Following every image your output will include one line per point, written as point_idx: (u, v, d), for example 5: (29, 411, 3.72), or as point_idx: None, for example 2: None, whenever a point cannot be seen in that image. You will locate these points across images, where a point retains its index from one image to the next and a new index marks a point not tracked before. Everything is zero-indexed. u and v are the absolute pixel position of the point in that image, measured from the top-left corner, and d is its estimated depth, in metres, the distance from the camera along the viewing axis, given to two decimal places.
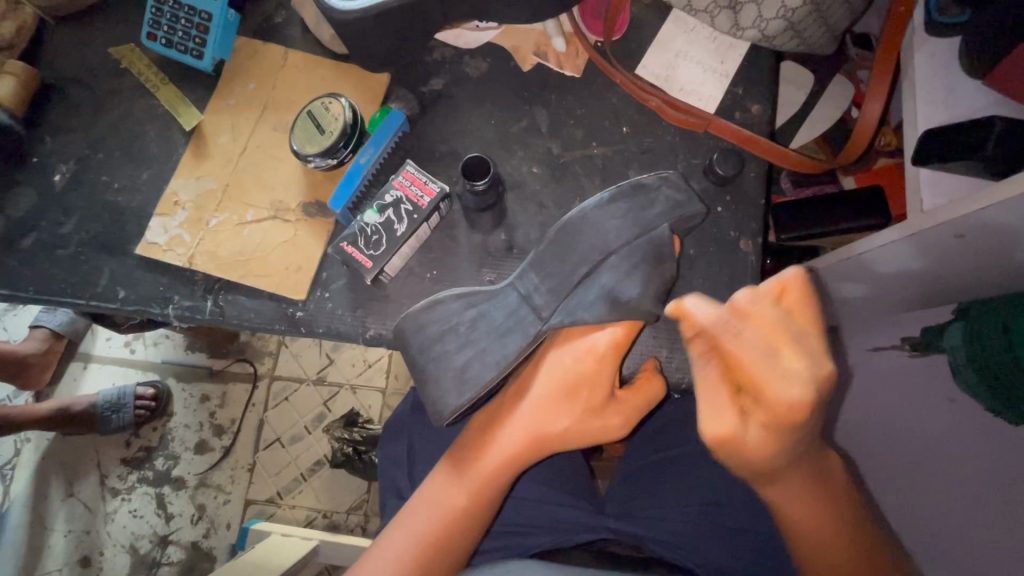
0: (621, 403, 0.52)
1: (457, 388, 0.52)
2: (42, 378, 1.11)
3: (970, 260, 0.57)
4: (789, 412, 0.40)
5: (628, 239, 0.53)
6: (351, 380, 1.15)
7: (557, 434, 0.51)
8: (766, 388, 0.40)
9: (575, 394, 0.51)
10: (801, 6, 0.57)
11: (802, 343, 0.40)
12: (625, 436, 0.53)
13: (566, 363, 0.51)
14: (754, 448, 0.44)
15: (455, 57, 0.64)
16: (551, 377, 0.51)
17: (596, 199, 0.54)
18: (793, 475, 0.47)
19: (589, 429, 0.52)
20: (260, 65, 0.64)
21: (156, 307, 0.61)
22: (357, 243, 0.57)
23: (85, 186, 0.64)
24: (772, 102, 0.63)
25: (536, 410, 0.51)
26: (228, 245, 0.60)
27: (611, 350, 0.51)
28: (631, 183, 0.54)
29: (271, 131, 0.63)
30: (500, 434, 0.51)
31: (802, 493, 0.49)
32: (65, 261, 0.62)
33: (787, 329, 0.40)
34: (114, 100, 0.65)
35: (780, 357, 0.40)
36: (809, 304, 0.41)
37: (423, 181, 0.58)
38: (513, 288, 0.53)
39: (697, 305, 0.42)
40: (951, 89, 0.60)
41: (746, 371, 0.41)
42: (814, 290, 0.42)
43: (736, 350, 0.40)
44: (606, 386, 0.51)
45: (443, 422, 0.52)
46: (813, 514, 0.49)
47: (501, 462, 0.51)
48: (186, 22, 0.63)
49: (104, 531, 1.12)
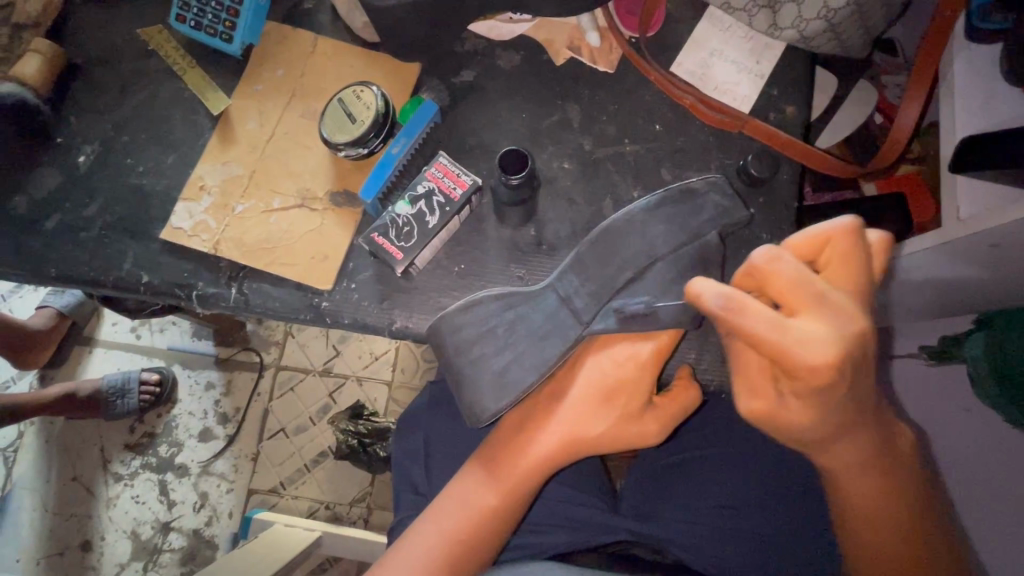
0: (657, 409, 0.51)
1: (495, 392, 0.51)
2: (40, 358, 1.08)
3: (1001, 272, 0.57)
4: (811, 373, 0.38)
5: (675, 245, 0.52)
6: (358, 372, 1.15)
7: (590, 438, 0.50)
8: (789, 356, 0.38)
9: (612, 399, 0.50)
10: (844, 7, 0.56)
11: (822, 301, 0.39)
12: (659, 442, 0.52)
13: (604, 368, 0.50)
14: (797, 420, 0.43)
15: (487, 48, 0.64)
16: (588, 381, 0.50)
17: (641, 203, 0.54)
18: (858, 438, 0.45)
19: (624, 436, 0.51)
20: (289, 51, 0.63)
21: (181, 293, 0.60)
22: (387, 234, 0.56)
23: (110, 168, 0.63)
24: (808, 103, 0.63)
25: (573, 412, 0.50)
26: (255, 233, 0.60)
27: (654, 356, 0.50)
28: (679, 189, 0.54)
29: (299, 118, 0.62)
30: (534, 435, 0.51)
31: (857, 461, 0.47)
32: (88, 243, 0.61)
33: (796, 288, 0.39)
34: (140, 82, 0.64)
35: (799, 316, 0.39)
36: (852, 253, 0.42)
37: (456, 173, 0.57)
38: (552, 290, 0.53)
39: (705, 284, 0.41)
40: (990, 97, 0.59)
41: (768, 348, 0.39)
42: (858, 242, 0.42)
43: (757, 326, 0.39)
44: (645, 393, 0.50)
45: (479, 424, 0.52)
46: (872, 486, 0.48)
47: (534, 464, 0.50)
48: (216, 5, 0.62)
49: (106, 516, 1.11)
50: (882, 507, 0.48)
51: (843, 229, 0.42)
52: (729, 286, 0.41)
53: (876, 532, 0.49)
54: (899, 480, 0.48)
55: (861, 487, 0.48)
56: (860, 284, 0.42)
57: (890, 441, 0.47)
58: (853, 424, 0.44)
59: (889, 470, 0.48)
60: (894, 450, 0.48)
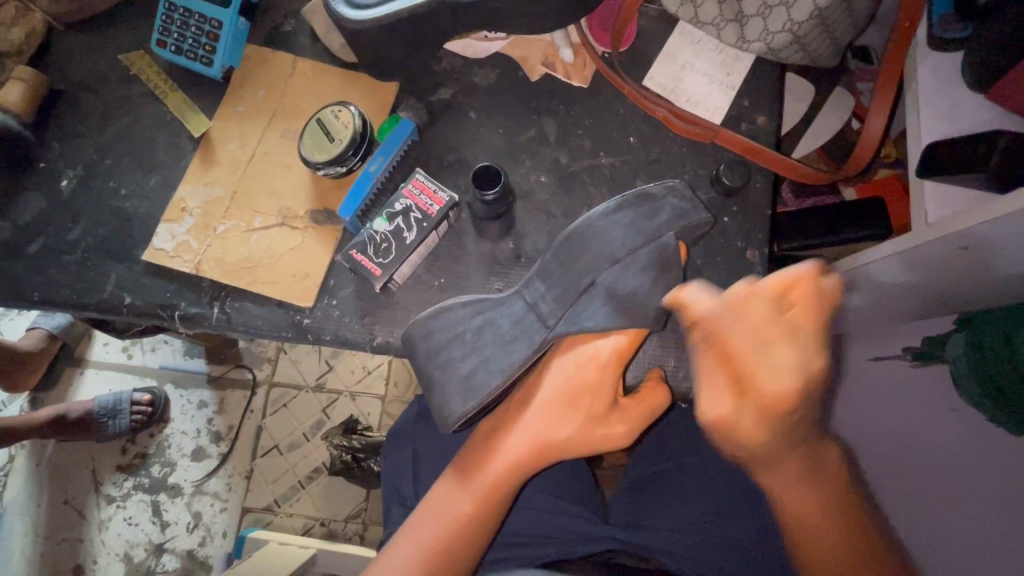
0: (625, 411, 0.51)
1: (462, 395, 0.52)
2: (28, 381, 1.09)
3: (970, 274, 0.58)
4: (777, 400, 0.43)
5: (634, 247, 0.52)
6: (350, 387, 1.15)
7: (558, 441, 0.50)
8: (754, 377, 0.43)
9: (577, 401, 0.50)
10: (807, 19, 0.58)
11: (795, 338, 0.44)
12: (630, 444, 0.52)
13: (568, 371, 0.51)
14: (748, 433, 0.46)
15: (463, 67, 0.65)
16: (554, 384, 0.51)
17: (602, 206, 0.53)
18: (785, 461, 0.49)
19: (592, 438, 0.51)
20: (269, 73, 0.64)
21: (164, 313, 0.60)
22: (366, 251, 0.57)
23: (93, 191, 0.63)
24: (778, 113, 0.64)
25: (538, 416, 0.51)
26: (236, 252, 0.60)
27: (614, 358, 0.50)
28: (633, 192, 0.53)
29: (279, 138, 0.63)
30: (503, 440, 0.51)
31: (796, 477, 0.50)
32: (71, 266, 0.62)
33: (782, 323, 0.43)
34: (123, 106, 0.65)
35: (772, 354, 0.43)
36: (814, 298, 0.43)
37: (433, 189, 0.58)
38: (519, 296, 0.53)
39: (697, 294, 0.48)
40: (954, 103, 0.61)
41: (737, 361, 0.44)
42: (827, 287, 0.44)
43: (728, 341, 0.44)
44: (610, 393, 0.50)
45: (447, 428, 0.52)
46: (803, 497, 0.50)
47: (503, 470, 0.51)
48: (196, 30, 0.63)
49: (98, 539, 1.10)
50: (814, 518, 0.50)
51: (808, 272, 0.44)
52: (725, 296, 0.46)
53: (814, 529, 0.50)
54: (841, 511, 0.50)
55: (794, 500, 0.50)
56: (825, 327, 0.45)
57: (820, 468, 0.50)
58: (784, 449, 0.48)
59: (828, 492, 0.50)
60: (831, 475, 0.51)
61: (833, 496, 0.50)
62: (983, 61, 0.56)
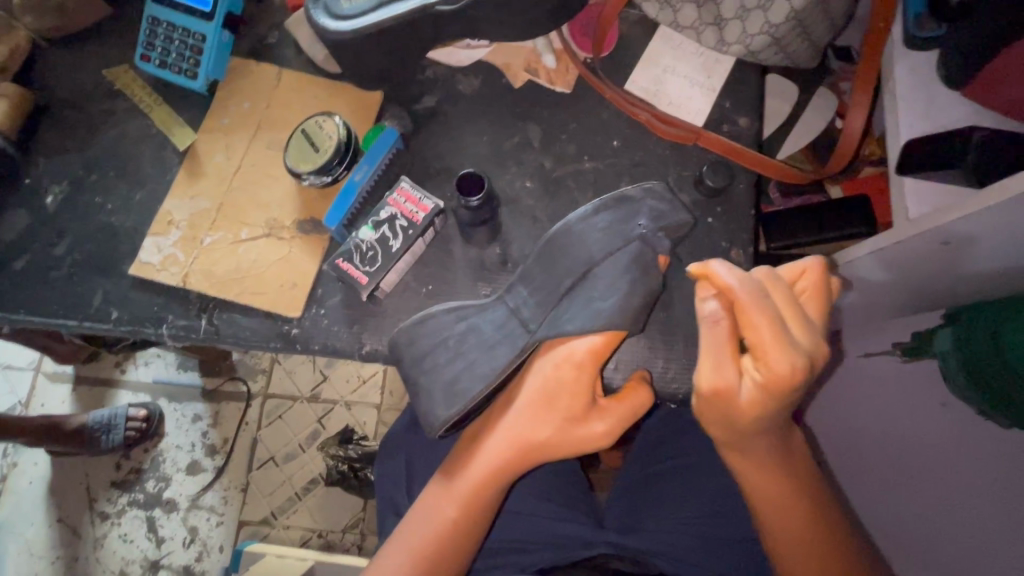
0: (605, 410, 0.49)
1: (446, 400, 0.51)
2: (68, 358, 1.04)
3: (942, 271, 0.59)
4: (789, 378, 0.42)
5: (612, 251, 0.51)
6: (346, 397, 1.14)
7: (539, 442, 0.50)
8: (769, 352, 0.42)
9: (553, 403, 0.50)
10: (784, 22, 0.59)
11: (808, 322, 0.45)
12: (609, 447, 0.51)
13: (545, 372, 0.49)
14: (744, 408, 0.45)
15: (448, 74, 0.65)
16: (532, 386, 0.50)
17: (581, 209, 0.53)
18: (763, 448, 0.49)
19: (570, 440, 0.50)
20: (254, 85, 0.65)
21: (151, 327, 0.60)
22: (352, 259, 0.57)
23: (79, 207, 0.63)
24: (759, 113, 0.65)
25: (516, 418, 0.50)
26: (223, 264, 0.60)
27: (590, 358, 0.48)
28: (613, 195, 0.53)
29: (265, 149, 0.63)
30: (482, 442, 0.51)
31: (775, 464, 0.50)
32: (58, 282, 0.62)
33: (796, 306, 0.45)
34: (108, 121, 0.65)
35: (793, 339, 0.43)
36: (820, 291, 0.47)
37: (418, 197, 0.58)
38: (502, 302, 0.53)
39: (723, 271, 0.45)
40: (931, 101, 0.62)
41: (754, 333, 0.43)
42: (827, 282, 0.48)
43: (753, 310, 0.43)
44: (586, 394, 0.49)
45: (433, 434, 0.52)
46: (782, 486, 0.50)
47: (485, 473, 0.51)
48: (179, 43, 0.63)
49: (93, 557, 1.09)
50: (789, 510, 0.51)
51: (815, 266, 0.48)
52: (747, 273, 0.45)
53: (787, 517, 0.51)
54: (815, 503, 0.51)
55: (767, 479, 0.50)
56: (823, 317, 0.48)
57: (792, 453, 0.51)
58: (766, 432, 0.47)
59: (805, 491, 0.51)
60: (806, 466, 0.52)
61: (806, 491, 0.51)
62: (957, 59, 0.57)
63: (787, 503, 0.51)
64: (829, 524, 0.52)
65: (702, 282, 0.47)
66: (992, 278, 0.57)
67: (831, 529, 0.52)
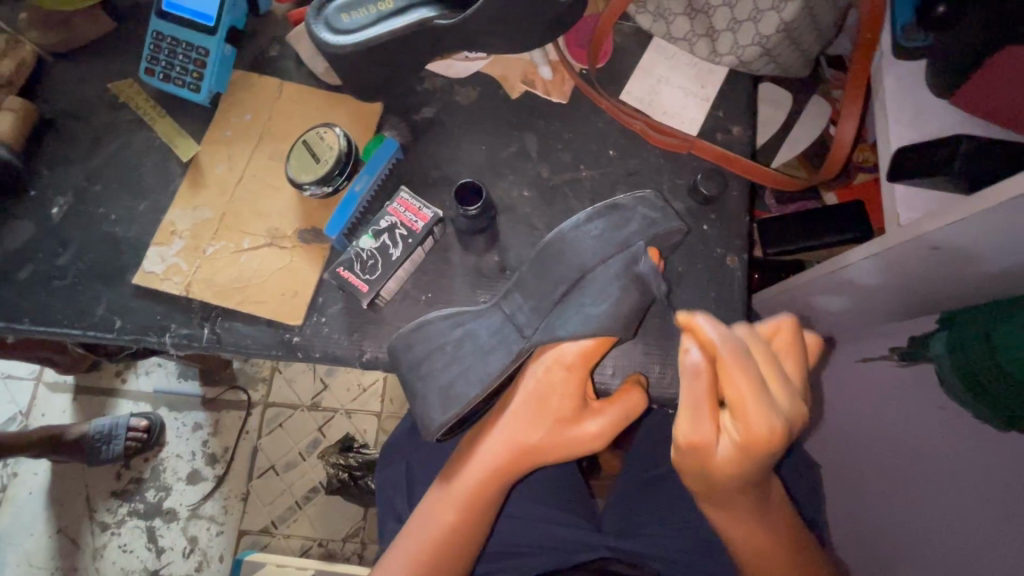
0: (597, 411, 0.50)
1: (441, 404, 0.52)
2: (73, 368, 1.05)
3: (938, 277, 0.60)
4: (765, 438, 0.42)
5: (605, 256, 0.52)
6: (346, 405, 1.15)
7: (532, 445, 0.50)
8: (748, 411, 0.42)
9: (544, 405, 0.50)
10: (774, 32, 0.61)
11: (786, 382, 0.45)
12: (601, 450, 0.51)
13: (537, 376, 0.50)
14: (720, 465, 0.45)
15: (446, 86, 0.67)
16: (525, 389, 0.50)
17: (573, 217, 0.53)
18: (739, 501, 0.49)
19: (562, 443, 0.50)
20: (255, 97, 0.66)
21: (154, 335, 0.61)
22: (352, 268, 0.58)
23: (83, 217, 0.64)
24: (752, 122, 0.66)
25: (511, 421, 0.50)
26: (226, 273, 0.61)
27: (581, 360, 0.49)
28: (605, 203, 0.54)
29: (267, 160, 0.64)
30: (478, 446, 0.51)
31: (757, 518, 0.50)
32: (62, 292, 0.62)
33: (776, 368, 0.45)
34: (112, 133, 0.66)
35: (773, 399, 0.43)
36: (796, 347, 0.47)
37: (417, 207, 0.59)
38: (498, 309, 0.54)
39: (710, 328, 0.44)
40: (920, 110, 0.63)
41: (735, 393, 0.43)
42: (803, 339, 0.48)
43: (734, 373, 0.42)
44: (576, 396, 0.49)
45: (430, 437, 0.52)
46: (762, 539, 0.51)
47: (481, 476, 0.51)
48: (183, 56, 0.64)
49: (93, 567, 1.09)
50: (770, 555, 0.52)
51: (790, 326, 0.47)
52: (731, 331, 0.44)
53: (761, 556, 0.52)
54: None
55: (745, 531, 0.51)
56: (801, 374, 0.48)
57: (767, 504, 0.51)
58: (743, 489, 0.47)
59: (791, 549, 0.52)
60: (793, 526, 0.53)
61: (793, 545, 0.52)
62: (944, 70, 0.59)
63: (773, 560, 0.52)
64: (803, 557, 0.53)
65: (685, 334, 0.46)
66: (987, 281, 0.57)
67: (806, 566, 0.53)
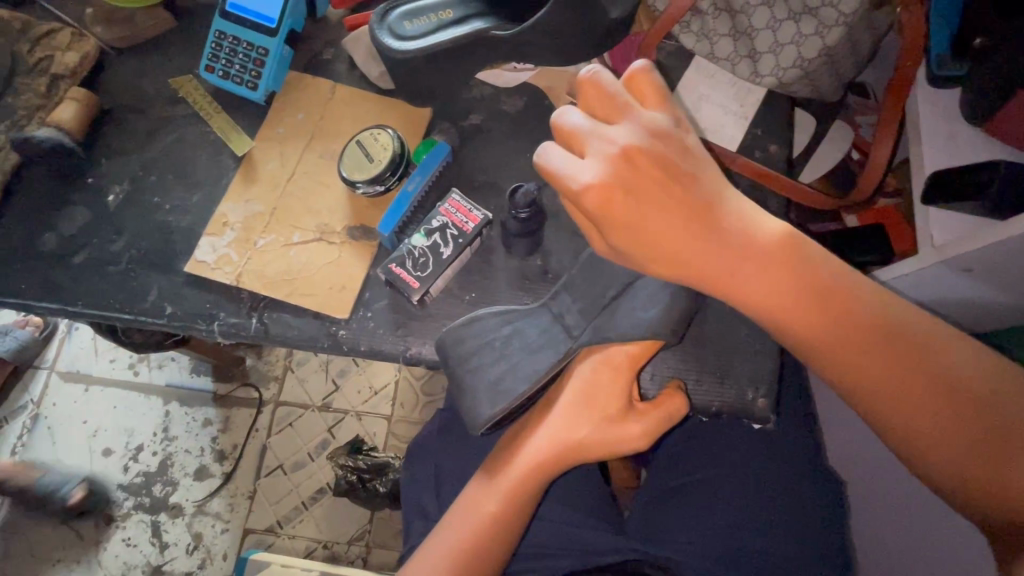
0: (641, 413, 0.51)
1: (489, 399, 0.53)
2: None
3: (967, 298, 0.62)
4: (601, 204, 0.39)
5: None
6: (357, 408, 1.16)
7: (579, 442, 0.51)
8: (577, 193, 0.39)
9: (592, 404, 0.51)
10: (815, 57, 0.64)
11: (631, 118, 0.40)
12: (645, 450, 0.52)
13: (586, 376, 0.51)
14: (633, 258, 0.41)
15: (493, 94, 0.69)
16: (574, 387, 0.51)
17: None
18: (865, 360, 0.43)
19: (609, 441, 0.51)
20: (310, 97, 0.68)
21: (202, 323, 0.62)
22: (404, 264, 0.60)
23: (137, 205, 0.66)
24: (789, 142, 0.68)
25: (558, 418, 0.51)
26: (275, 266, 0.63)
27: (628, 361, 0.50)
28: None
29: (319, 158, 0.66)
30: (527, 440, 0.52)
31: (892, 381, 0.43)
32: (115, 277, 0.64)
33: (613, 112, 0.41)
34: (169, 126, 0.68)
35: (586, 165, 0.39)
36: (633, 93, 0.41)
37: (468, 208, 0.61)
38: (547, 310, 0.56)
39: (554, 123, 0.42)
40: (952, 137, 0.65)
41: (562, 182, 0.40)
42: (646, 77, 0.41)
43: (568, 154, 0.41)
44: (624, 396, 0.50)
45: (476, 431, 0.53)
46: (907, 411, 0.43)
47: (525, 471, 0.52)
48: (243, 55, 0.67)
49: (96, 561, 1.09)
50: (923, 422, 0.43)
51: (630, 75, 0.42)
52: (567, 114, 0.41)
53: (890, 402, 0.44)
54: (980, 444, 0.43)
55: (885, 398, 0.44)
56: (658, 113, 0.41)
57: (887, 335, 0.42)
58: (838, 314, 0.42)
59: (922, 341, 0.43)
60: (955, 380, 0.42)
61: (955, 401, 0.42)
62: (979, 98, 0.61)
63: (928, 430, 0.43)
64: (956, 417, 0.43)
65: None
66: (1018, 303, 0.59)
67: (955, 422, 0.43)
